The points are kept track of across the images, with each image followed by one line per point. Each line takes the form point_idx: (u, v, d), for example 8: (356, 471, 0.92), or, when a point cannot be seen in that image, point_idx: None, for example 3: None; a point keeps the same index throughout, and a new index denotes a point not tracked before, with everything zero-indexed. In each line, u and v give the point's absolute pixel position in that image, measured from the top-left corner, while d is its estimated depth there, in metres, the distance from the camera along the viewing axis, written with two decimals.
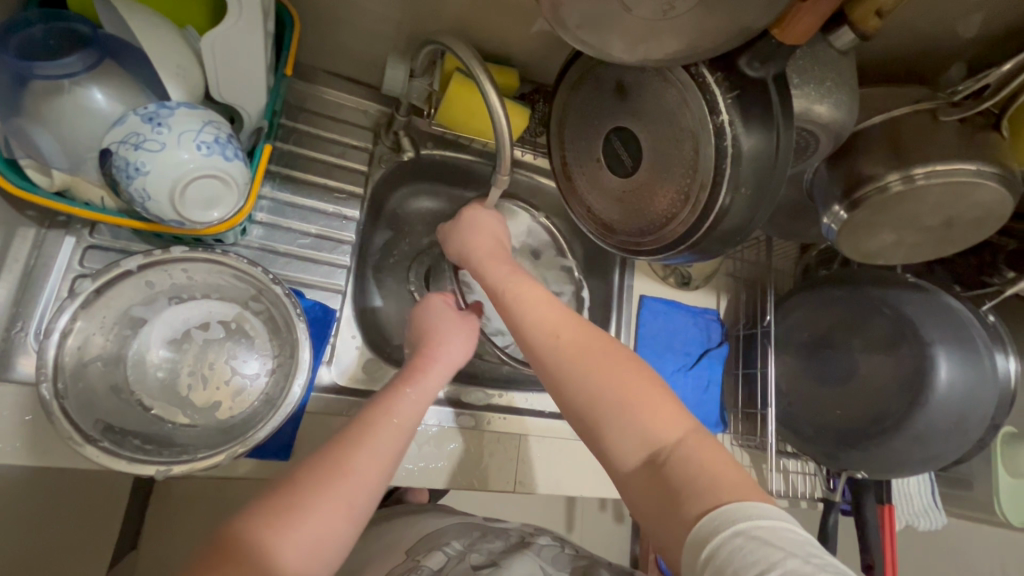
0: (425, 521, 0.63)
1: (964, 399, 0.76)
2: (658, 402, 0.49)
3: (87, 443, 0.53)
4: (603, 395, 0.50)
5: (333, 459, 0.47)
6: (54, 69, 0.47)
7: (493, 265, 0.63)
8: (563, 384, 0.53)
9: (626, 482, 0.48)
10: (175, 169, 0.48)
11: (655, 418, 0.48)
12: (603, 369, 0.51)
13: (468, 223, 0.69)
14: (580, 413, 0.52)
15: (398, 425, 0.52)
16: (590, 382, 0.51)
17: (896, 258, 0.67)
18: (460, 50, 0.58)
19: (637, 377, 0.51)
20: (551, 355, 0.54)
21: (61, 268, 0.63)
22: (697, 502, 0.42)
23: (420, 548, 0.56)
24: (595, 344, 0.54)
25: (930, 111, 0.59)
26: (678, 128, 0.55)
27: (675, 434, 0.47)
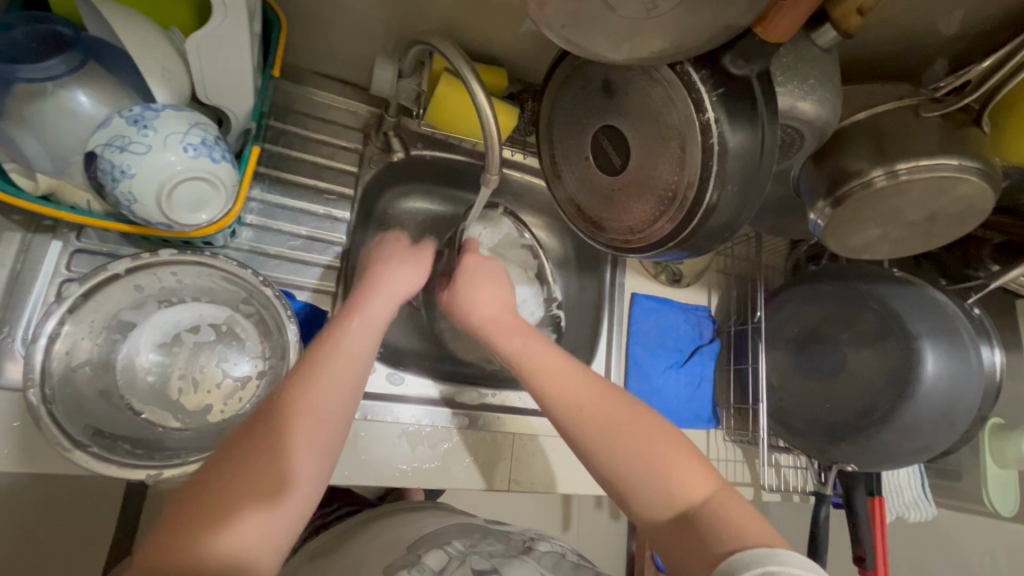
0: (424, 520, 0.63)
1: (950, 391, 0.77)
2: (685, 464, 0.52)
3: (76, 448, 0.53)
4: (629, 455, 0.53)
5: (291, 398, 0.47)
6: (38, 72, 0.47)
7: (506, 333, 0.65)
8: (591, 451, 0.55)
9: (656, 535, 0.51)
10: (162, 172, 0.48)
11: (681, 479, 0.51)
12: (633, 437, 0.54)
13: (479, 289, 0.70)
14: (608, 478, 0.54)
15: (350, 355, 0.52)
16: (618, 450, 0.54)
17: (882, 252, 0.68)
18: (447, 50, 0.58)
19: (661, 440, 0.54)
20: (576, 425, 0.57)
21: (48, 273, 0.62)
22: (725, 545, 0.46)
23: (421, 544, 0.57)
24: (620, 412, 0.56)
25: (912, 107, 0.60)
26: (665, 126, 0.55)
27: (701, 491, 0.51)
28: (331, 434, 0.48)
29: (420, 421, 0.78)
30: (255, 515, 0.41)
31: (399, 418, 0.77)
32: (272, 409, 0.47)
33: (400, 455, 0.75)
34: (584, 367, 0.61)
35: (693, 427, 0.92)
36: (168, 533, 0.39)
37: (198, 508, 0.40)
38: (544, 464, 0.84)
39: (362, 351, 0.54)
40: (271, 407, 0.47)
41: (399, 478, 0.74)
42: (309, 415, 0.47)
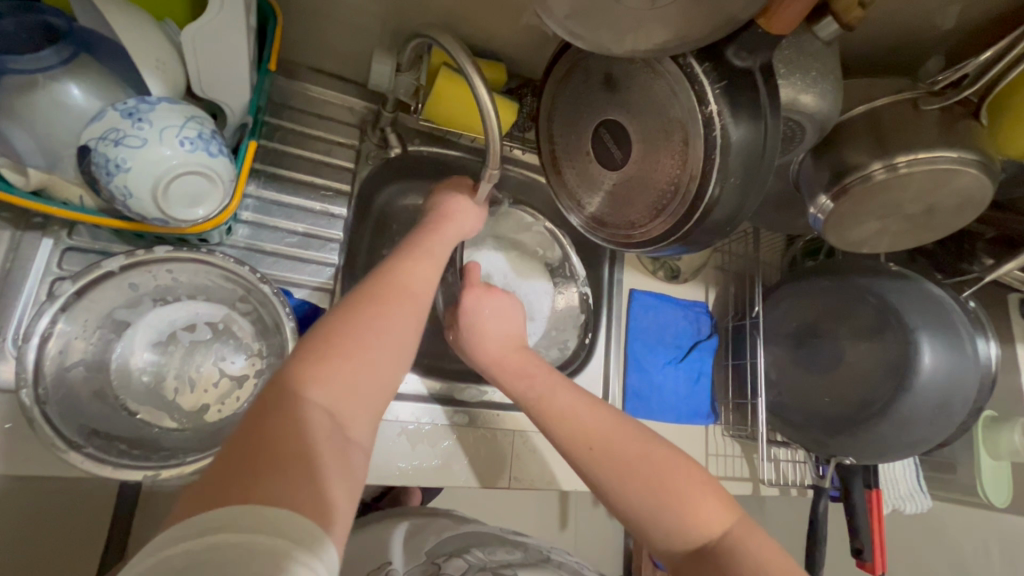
0: (441, 523, 0.65)
1: (948, 382, 0.78)
2: (703, 497, 0.52)
3: (70, 449, 0.52)
4: (645, 491, 0.53)
5: (380, 295, 0.51)
6: (28, 63, 0.45)
7: (522, 372, 0.65)
8: (604, 486, 0.55)
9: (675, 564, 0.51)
10: (159, 167, 0.47)
11: (700, 515, 0.51)
12: (648, 474, 0.53)
13: (489, 332, 0.69)
14: (626, 513, 0.54)
15: (427, 268, 0.57)
16: (632, 489, 0.53)
17: (881, 246, 0.68)
18: (447, 43, 0.58)
19: (677, 474, 0.53)
20: (590, 465, 0.56)
21: (39, 271, 0.61)
22: None
23: (442, 550, 0.58)
24: (630, 449, 0.56)
25: (911, 100, 0.60)
26: (667, 120, 0.55)
27: (720, 524, 0.50)
28: (415, 331, 0.51)
29: (420, 419, 0.78)
30: (366, 385, 0.45)
31: (398, 417, 0.77)
32: (365, 301, 0.50)
33: (400, 453, 0.75)
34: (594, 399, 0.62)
35: (692, 423, 0.92)
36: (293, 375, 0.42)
37: (318, 356, 0.44)
38: (542, 463, 0.83)
39: (432, 268, 0.58)
40: (361, 300, 0.50)
41: (399, 476, 0.74)
42: (400, 310, 0.51)
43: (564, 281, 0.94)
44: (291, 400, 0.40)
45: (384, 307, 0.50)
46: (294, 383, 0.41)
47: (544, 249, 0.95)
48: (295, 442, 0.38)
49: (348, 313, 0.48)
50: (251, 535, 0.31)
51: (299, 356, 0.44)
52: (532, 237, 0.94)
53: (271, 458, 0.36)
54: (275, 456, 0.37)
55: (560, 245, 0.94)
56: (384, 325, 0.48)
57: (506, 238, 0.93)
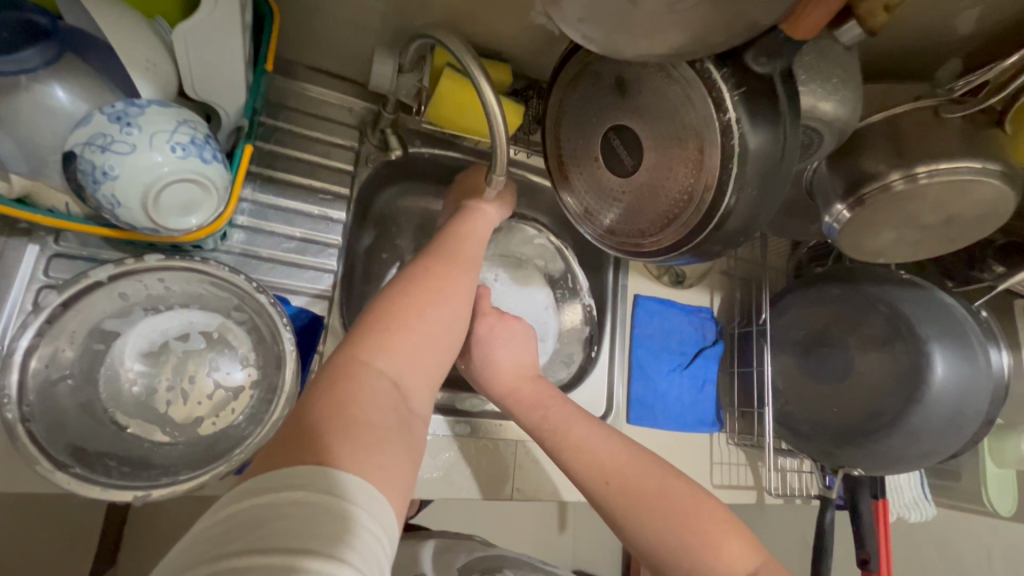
0: (476, 544, 0.71)
1: (959, 394, 0.76)
2: (727, 535, 0.50)
3: (57, 469, 0.49)
4: (667, 526, 0.51)
5: (435, 275, 0.52)
6: (10, 65, 0.43)
7: (540, 400, 0.63)
8: (623, 525, 0.53)
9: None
10: (149, 173, 0.45)
11: (724, 553, 0.49)
12: (670, 511, 0.52)
13: (504, 363, 0.66)
14: (647, 552, 0.52)
15: (469, 252, 0.58)
16: (652, 529, 0.51)
17: (897, 256, 0.67)
18: (452, 44, 0.55)
19: (702, 511, 0.52)
20: (610, 503, 0.54)
21: (24, 279, 0.58)
22: None
23: (475, 567, 0.64)
24: (652, 484, 0.54)
25: (932, 107, 0.58)
26: (683, 126, 0.53)
27: (746, 565, 0.49)
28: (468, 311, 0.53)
29: None
30: (421, 359, 0.46)
31: None
32: (424, 278, 0.51)
33: None
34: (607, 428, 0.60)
35: (697, 431, 0.90)
36: (354, 349, 0.44)
37: (376, 332, 0.45)
38: (544, 473, 0.81)
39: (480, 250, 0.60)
40: (419, 277, 0.51)
41: None
42: (450, 291, 0.51)
43: (568, 295, 0.94)
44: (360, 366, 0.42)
45: (441, 286, 0.51)
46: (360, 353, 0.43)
47: (545, 263, 0.94)
48: (362, 410, 0.40)
49: (410, 288, 0.50)
50: (312, 496, 0.31)
51: (364, 327, 0.46)
52: (534, 251, 0.93)
53: (339, 422, 0.38)
54: (343, 421, 0.38)
55: (561, 257, 0.94)
56: (442, 303, 0.50)
57: (510, 254, 0.91)
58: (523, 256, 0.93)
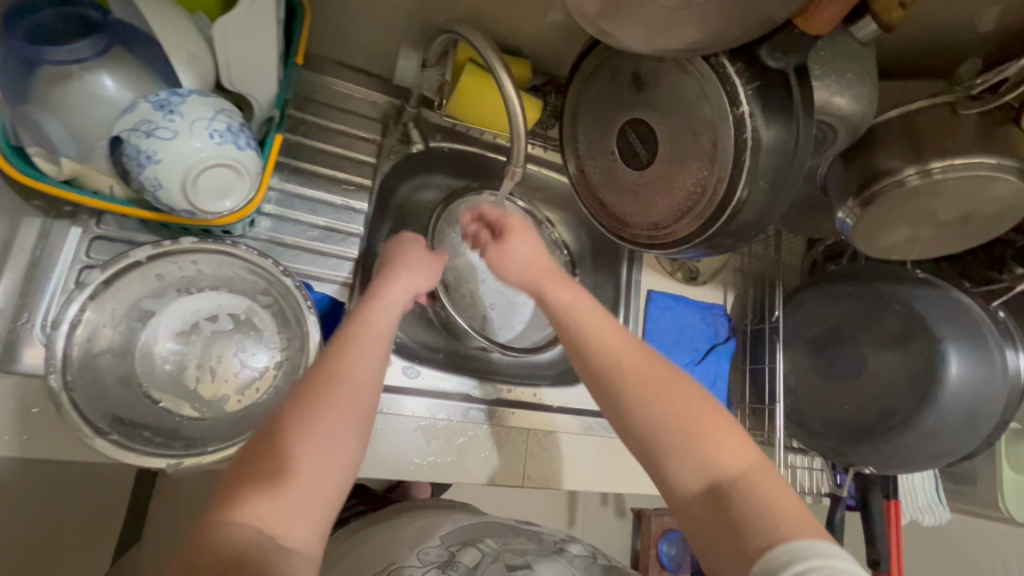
0: (452, 515, 0.63)
1: (973, 395, 0.76)
2: (721, 432, 0.45)
3: (97, 435, 0.53)
4: (661, 424, 0.46)
5: (314, 388, 0.46)
6: (63, 55, 0.46)
7: (553, 286, 0.57)
8: (625, 405, 0.49)
9: (682, 510, 0.45)
10: (187, 158, 0.48)
11: (715, 449, 0.45)
12: (674, 395, 0.48)
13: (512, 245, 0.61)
14: (643, 437, 0.47)
15: (375, 339, 0.51)
16: (651, 416, 0.47)
17: (913, 253, 0.67)
18: (475, 39, 0.57)
19: (701, 406, 0.47)
20: (617, 382, 0.50)
21: (68, 259, 0.63)
22: (759, 534, 0.39)
23: (456, 538, 0.57)
24: (659, 371, 0.50)
25: (948, 104, 0.59)
26: (697, 120, 0.54)
27: (735, 465, 0.44)
28: (359, 421, 0.46)
29: (436, 415, 0.78)
30: (302, 490, 0.41)
31: (412, 412, 0.77)
32: (300, 399, 0.45)
33: (416, 448, 0.75)
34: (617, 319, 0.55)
35: None
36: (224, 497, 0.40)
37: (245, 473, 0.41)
38: (556, 461, 0.83)
39: (384, 333, 0.52)
40: (294, 403, 0.45)
41: (413, 473, 0.74)
42: (337, 401, 0.46)
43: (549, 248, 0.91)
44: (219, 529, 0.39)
45: (322, 401, 0.45)
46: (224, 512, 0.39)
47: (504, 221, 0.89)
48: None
49: (282, 418, 0.44)
50: None
51: (231, 475, 0.42)
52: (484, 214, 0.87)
53: None
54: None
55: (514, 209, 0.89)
56: (317, 425, 0.44)
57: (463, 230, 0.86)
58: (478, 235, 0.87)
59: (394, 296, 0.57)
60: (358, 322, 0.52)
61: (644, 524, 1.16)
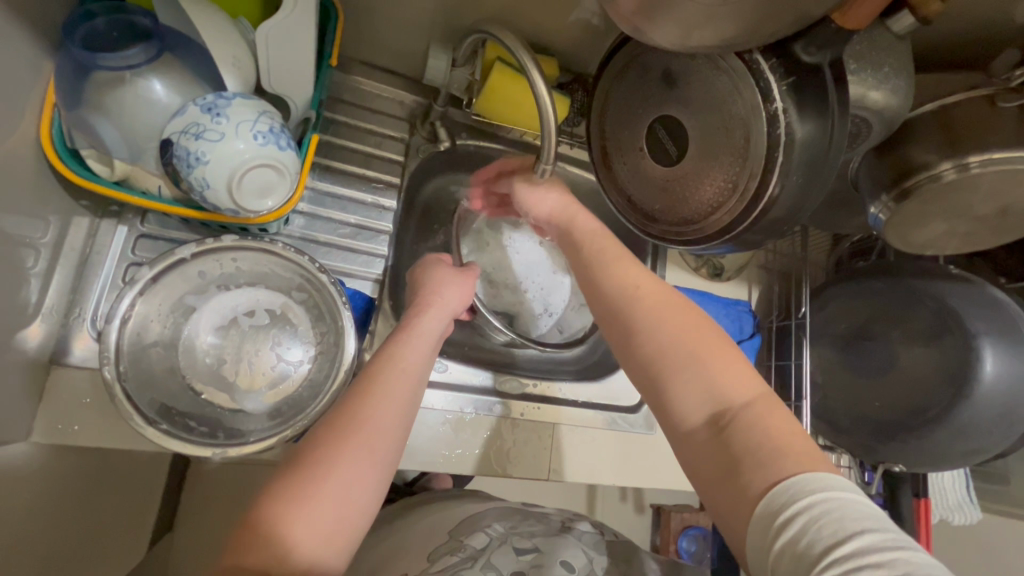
0: (458, 508, 0.59)
1: (1009, 391, 0.75)
2: (730, 363, 0.45)
3: (148, 424, 0.55)
4: (670, 348, 0.46)
5: (349, 410, 0.48)
6: (117, 61, 0.48)
7: (574, 213, 0.63)
8: (635, 333, 0.49)
9: (686, 444, 0.44)
10: (232, 159, 0.49)
11: (722, 377, 0.44)
12: (685, 324, 0.48)
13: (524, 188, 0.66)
14: (649, 364, 0.47)
15: (409, 369, 0.53)
16: (658, 337, 0.47)
17: (947, 248, 0.66)
18: (506, 39, 0.58)
19: (712, 337, 0.47)
20: (630, 308, 0.50)
21: (115, 256, 0.66)
22: (761, 470, 0.39)
23: (464, 528, 0.53)
24: (673, 303, 0.50)
25: (986, 97, 0.57)
26: (729, 116, 0.54)
27: (740, 394, 0.43)
28: (389, 444, 0.48)
29: (463, 407, 0.79)
30: (335, 501, 0.43)
31: (437, 406, 0.78)
32: (337, 418, 0.47)
33: (444, 441, 0.77)
34: (630, 256, 0.55)
35: None
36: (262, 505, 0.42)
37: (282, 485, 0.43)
38: (581, 454, 0.84)
39: (416, 368, 0.54)
40: (328, 424, 0.47)
41: (442, 463, 0.76)
42: (373, 422, 0.48)
43: None
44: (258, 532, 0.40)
45: (357, 422, 0.47)
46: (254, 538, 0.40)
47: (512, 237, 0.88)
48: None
49: (319, 437, 0.46)
50: None
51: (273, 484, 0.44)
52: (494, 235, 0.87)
53: None
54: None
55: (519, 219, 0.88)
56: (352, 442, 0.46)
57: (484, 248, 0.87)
58: (507, 240, 0.87)
59: (425, 328, 0.59)
60: (392, 352, 0.55)
61: (664, 519, 1.16)
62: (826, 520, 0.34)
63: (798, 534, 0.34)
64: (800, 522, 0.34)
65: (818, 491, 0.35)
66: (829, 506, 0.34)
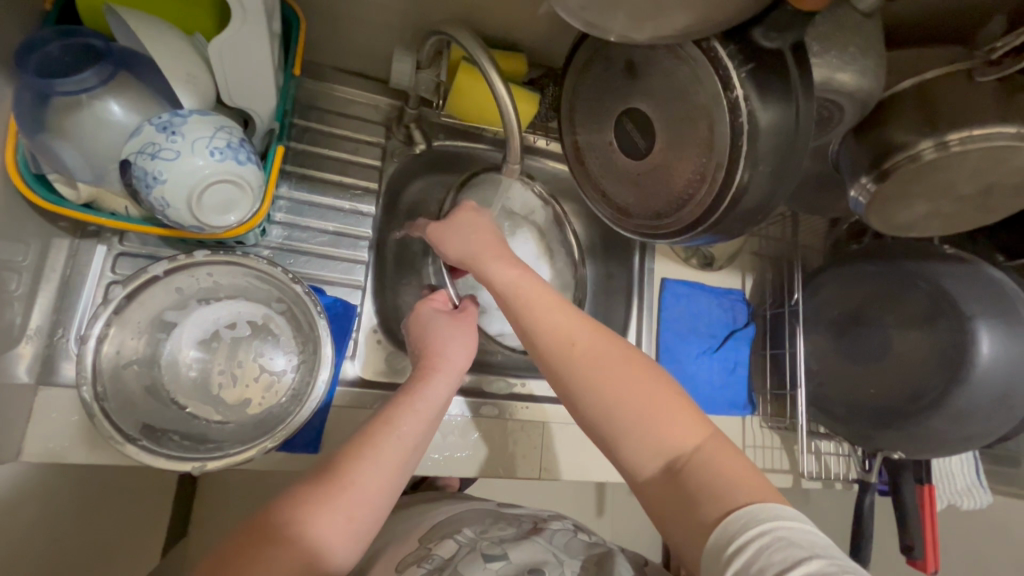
0: (431, 513, 0.59)
1: (1007, 373, 0.73)
2: (674, 409, 0.45)
3: (127, 441, 0.56)
4: (613, 404, 0.46)
5: (370, 434, 0.50)
6: (72, 85, 0.48)
7: (494, 258, 0.56)
8: (577, 393, 0.48)
9: (643, 488, 0.45)
10: (191, 176, 0.50)
11: (669, 426, 0.45)
12: (630, 376, 0.47)
13: (459, 223, 0.60)
14: (597, 424, 0.47)
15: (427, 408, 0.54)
16: (600, 393, 0.47)
17: (931, 230, 0.64)
18: (464, 40, 0.59)
19: (654, 385, 0.46)
20: (566, 365, 0.49)
21: (95, 276, 0.67)
22: (712, 507, 0.40)
23: (434, 535, 0.53)
24: (610, 352, 0.49)
25: (964, 72, 0.54)
26: (693, 106, 0.53)
27: (690, 438, 0.44)
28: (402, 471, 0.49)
29: (450, 411, 0.79)
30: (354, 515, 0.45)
31: None
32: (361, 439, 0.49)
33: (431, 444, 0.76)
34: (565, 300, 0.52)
35: (728, 415, 0.88)
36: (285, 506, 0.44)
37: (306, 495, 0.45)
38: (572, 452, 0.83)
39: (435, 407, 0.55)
40: (356, 443, 0.49)
41: (430, 467, 0.76)
42: (392, 448, 0.49)
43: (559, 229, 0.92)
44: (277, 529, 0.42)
45: (376, 445, 0.49)
46: (260, 545, 0.41)
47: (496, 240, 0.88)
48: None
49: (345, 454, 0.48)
50: None
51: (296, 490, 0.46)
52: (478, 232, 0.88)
53: None
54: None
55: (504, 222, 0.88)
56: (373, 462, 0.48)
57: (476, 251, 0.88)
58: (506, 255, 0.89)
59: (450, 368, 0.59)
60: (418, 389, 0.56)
61: None
62: (777, 546, 0.35)
63: (751, 558, 0.35)
64: (753, 548, 0.35)
65: (767, 522, 0.36)
66: (780, 533, 0.35)
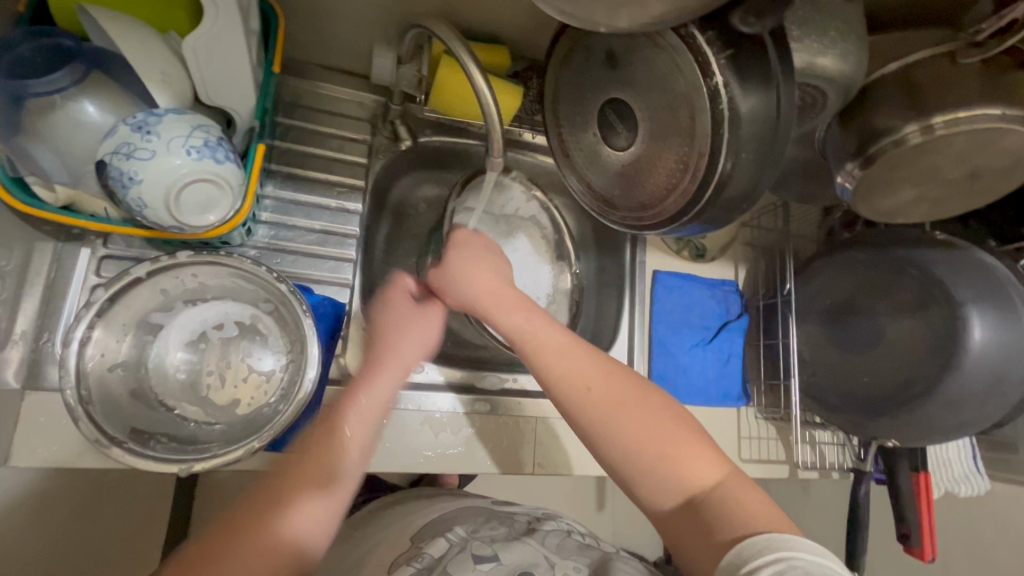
0: (423, 511, 0.59)
1: (999, 358, 0.72)
2: (692, 449, 0.47)
3: (113, 444, 0.56)
4: (631, 446, 0.47)
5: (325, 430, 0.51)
6: (44, 86, 0.48)
7: (498, 305, 0.57)
8: (594, 436, 0.49)
9: (663, 526, 0.46)
10: (168, 175, 0.49)
11: (688, 465, 0.46)
12: (645, 418, 0.48)
13: (450, 263, 0.62)
14: (617, 467, 0.48)
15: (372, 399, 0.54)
16: (618, 435, 0.48)
17: (918, 215, 0.64)
18: (442, 32, 0.58)
19: (672, 426, 0.48)
20: (582, 407, 0.50)
21: (80, 280, 0.66)
22: (731, 534, 0.41)
23: (426, 533, 0.53)
24: (628, 394, 0.50)
25: (948, 53, 0.54)
26: (673, 95, 0.53)
27: (710, 476, 0.46)
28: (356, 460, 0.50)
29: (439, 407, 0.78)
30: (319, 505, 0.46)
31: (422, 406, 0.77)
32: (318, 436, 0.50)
33: (422, 442, 0.76)
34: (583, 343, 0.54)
35: (721, 406, 0.88)
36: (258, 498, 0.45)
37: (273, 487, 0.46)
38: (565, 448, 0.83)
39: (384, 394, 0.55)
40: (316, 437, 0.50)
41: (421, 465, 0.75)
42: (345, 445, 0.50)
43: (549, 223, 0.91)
44: (249, 523, 0.43)
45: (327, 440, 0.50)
46: (238, 536, 0.42)
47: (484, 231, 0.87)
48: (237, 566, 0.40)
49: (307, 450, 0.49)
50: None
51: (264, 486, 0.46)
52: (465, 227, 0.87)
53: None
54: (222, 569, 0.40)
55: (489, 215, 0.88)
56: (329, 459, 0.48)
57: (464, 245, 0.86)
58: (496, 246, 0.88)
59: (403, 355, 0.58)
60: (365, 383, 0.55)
61: None
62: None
63: None
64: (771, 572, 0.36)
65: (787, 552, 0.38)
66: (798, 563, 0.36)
